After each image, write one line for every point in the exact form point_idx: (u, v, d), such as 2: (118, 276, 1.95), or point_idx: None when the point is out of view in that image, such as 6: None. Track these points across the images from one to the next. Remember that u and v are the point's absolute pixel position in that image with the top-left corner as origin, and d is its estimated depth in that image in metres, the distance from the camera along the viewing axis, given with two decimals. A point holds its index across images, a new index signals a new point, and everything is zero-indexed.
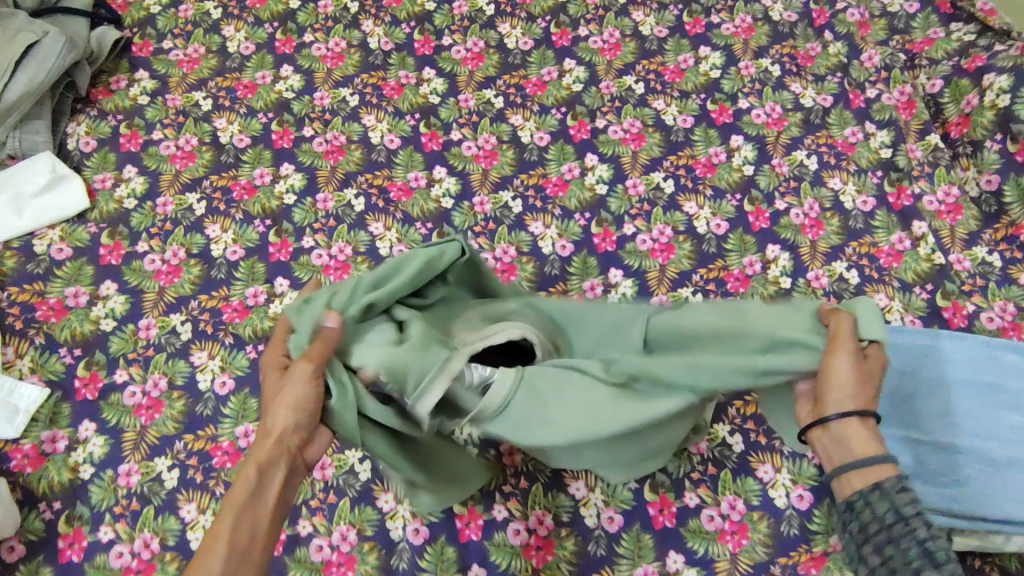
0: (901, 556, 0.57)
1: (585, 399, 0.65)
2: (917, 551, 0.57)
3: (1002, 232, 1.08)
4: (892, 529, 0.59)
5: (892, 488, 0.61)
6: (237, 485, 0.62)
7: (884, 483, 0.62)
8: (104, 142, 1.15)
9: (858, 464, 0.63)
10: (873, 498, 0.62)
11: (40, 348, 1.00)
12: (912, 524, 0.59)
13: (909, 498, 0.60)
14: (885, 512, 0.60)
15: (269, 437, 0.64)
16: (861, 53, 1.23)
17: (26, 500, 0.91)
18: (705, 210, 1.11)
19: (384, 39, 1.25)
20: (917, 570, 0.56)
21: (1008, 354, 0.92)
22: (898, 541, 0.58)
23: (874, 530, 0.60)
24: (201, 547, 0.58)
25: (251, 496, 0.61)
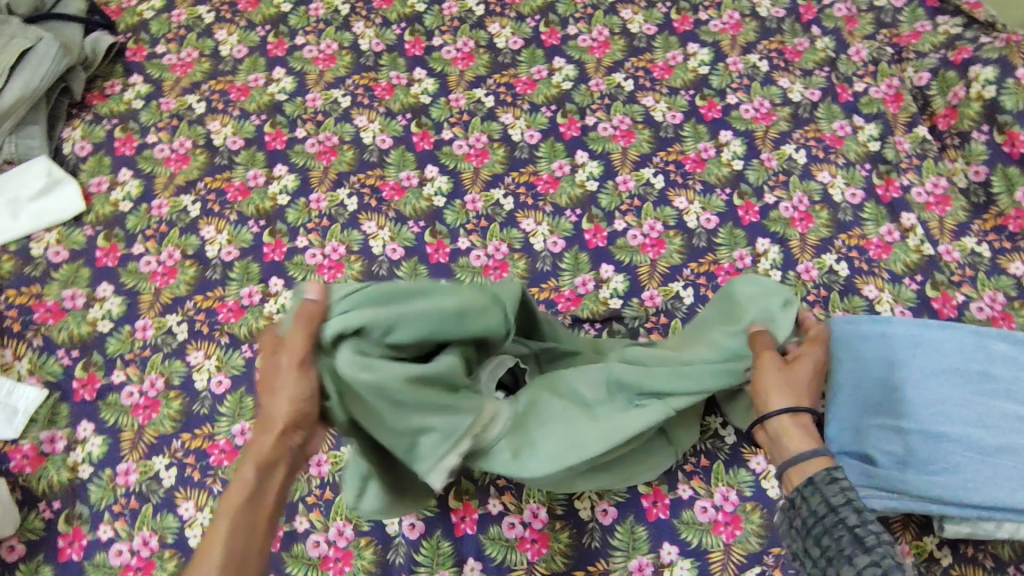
0: (834, 544, 0.62)
1: (565, 432, 0.75)
2: (849, 537, 0.62)
3: (990, 223, 1.09)
4: (825, 520, 0.65)
5: (820, 480, 0.69)
6: (236, 485, 0.59)
7: (816, 476, 0.69)
8: (99, 146, 1.16)
9: (789, 461, 0.73)
10: (806, 492, 0.69)
11: (38, 350, 1.01)
12: (840, 512, 0.64)
13: (837, 490, 0.67)
14: (818, 505, 0.67)
15: (265, 432, 0.59)
16: (848, 48, 1.24)
17: (26, 500, 0.92)
18: (695, 205, 1.12)
19: (375, 40, 1.26)
20: (849, 555, 0.60)
21: (997, 343, 0.93)
22: (832, 530, 0.63)
23: (811, 524, 0.66)
24: (198, 551, 0.56)
25: (248, 499, 0.58)
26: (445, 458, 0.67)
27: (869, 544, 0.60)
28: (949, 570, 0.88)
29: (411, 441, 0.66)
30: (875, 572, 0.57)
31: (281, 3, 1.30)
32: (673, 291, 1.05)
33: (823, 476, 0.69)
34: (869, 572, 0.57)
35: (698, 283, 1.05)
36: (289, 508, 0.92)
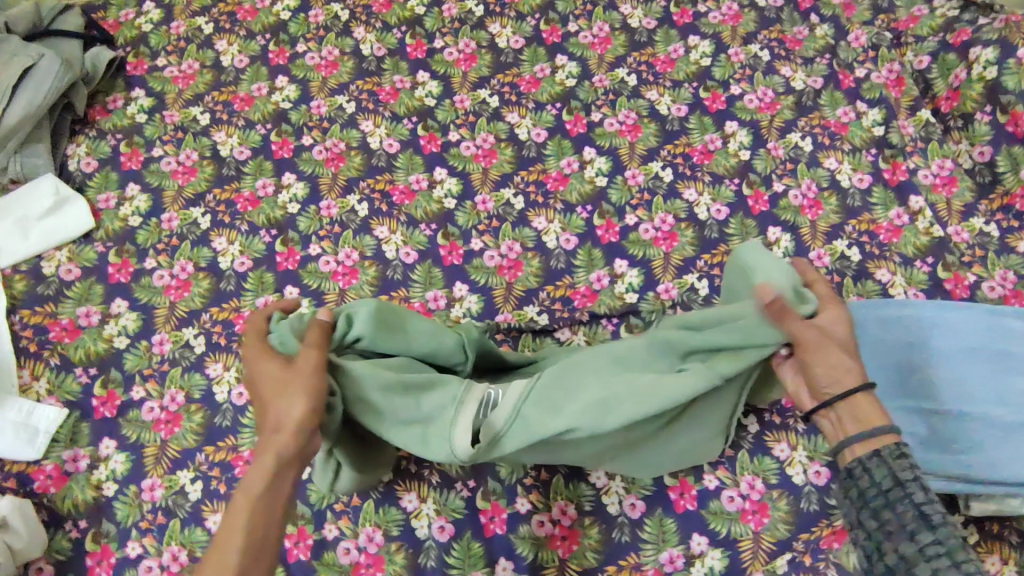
0: (897, 520, 0.64)
1: (594, 396, 0.73)
2: (912, 513, 0.63)
3: (997, 203, 1.10)
4: (889, 494, 0.65)
5: (891, 455, 0.67)
6: (254, 473, 0.65)
7: (884, 449, 0.68)
8: (105, 161, 1.16)
9: (861, 434, 0.69)
10: (873, 464, 0.67)
11: (55, 369, 1.00)
12: (909, 488, 0.64)
13: (906, 465, 0.66)
14: (883, 477, 0.66)
15: (282, 431, 0.66)
16: (848, 34, 1.25)
17: (51, 520, 0.92)
18: (704, 197, 1.12)
19: (377, 45, 1.26)
20: (912, 531, 0.62)
21: (1013, 321, 0.93)
22: (897, 505, 0.64)
23: (872, 495, 0.66)
24: (218, 536, 0.63)
25: (265, 489, 0.65)
26: (460, 426, 0.72)
27: (934, 521, 0.62)
28: (977, 548, 0.88)
29: (420, 431, 0.74)
30: (939, 551, 0.60)
31: (280, 11, 1.29)
32: (688, 283, 1.05)
33: (894, 449, 0.68)
34: (932, 552, 0.60)
35: (712, 275, 1.06)
36: (317, 516, 0.92)
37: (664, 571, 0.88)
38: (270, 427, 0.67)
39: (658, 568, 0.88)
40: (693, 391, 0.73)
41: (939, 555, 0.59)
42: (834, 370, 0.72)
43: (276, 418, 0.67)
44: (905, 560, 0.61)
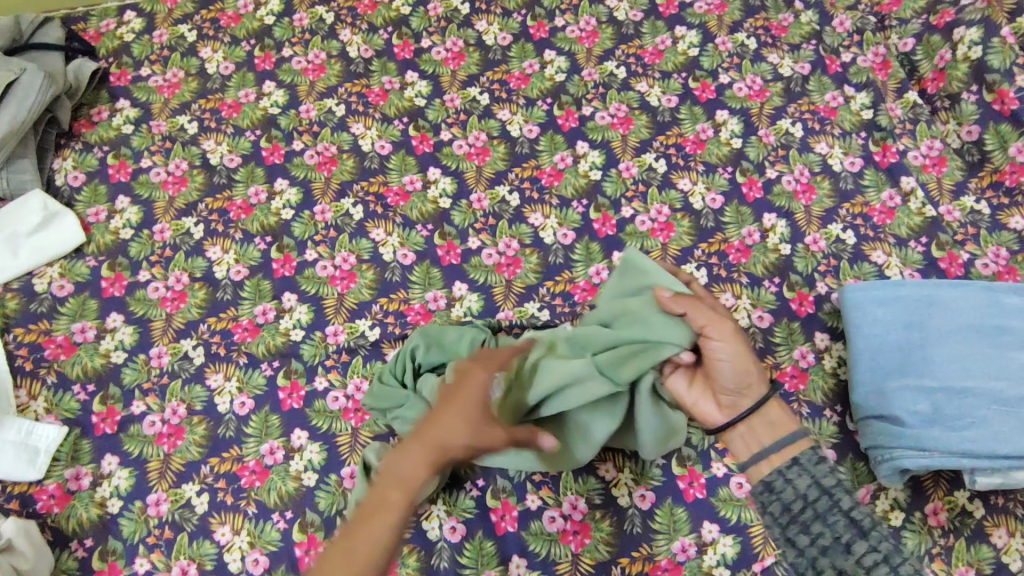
0: (831, 531, 0.64)
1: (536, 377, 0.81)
2: (844, 522, 0.64)
3: (987, 179, 1.11)
4: (817, 504, 0.66)
5: (810, 463, 0.69)
6: (410, 482, 0.62)
7: (804, 456, 0.70)
8: (93, 175, 1.14)
9: (779, 443, 0.71)
10: (795, 474, 0.68)
11: (52, 387, 0.99)
12: (834, 496, 0.66)
13: (825, 471, 0.68)
14: (807, 488, 0.67)
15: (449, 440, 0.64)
16: (833, 19, 1.25)
17: (56, 540, 0.90)
18: (699, 186, 1.12)
19: (363, 47, 1.25)
20: (847, 542, 0.63)
21: (1009, 297, 0.95)
22: (829, 516, 0.65)
23: (800, 508, 0.66)
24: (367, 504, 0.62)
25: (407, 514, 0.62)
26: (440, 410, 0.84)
27: (865, 528, 0.64)
28: (983, 522, 0.90)
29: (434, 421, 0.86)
30: (877, 559, 0.62)
31: (264, 15, 1.28)
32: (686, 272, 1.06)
33: (811, 457, 0.70)
34: (870, 560, 0.62)
35: (710, 263, 1.06)
36: (326, 523, 0.90)
37: (677, 560, 0.88)
38: (439, 446, 0.64)
39: (671, 558, 0.88)
40: (573, 373, 0.80)
41: (877, 563, 0.61)
42: (742, 378, 0.74)
43: (445, 439, 0.64)
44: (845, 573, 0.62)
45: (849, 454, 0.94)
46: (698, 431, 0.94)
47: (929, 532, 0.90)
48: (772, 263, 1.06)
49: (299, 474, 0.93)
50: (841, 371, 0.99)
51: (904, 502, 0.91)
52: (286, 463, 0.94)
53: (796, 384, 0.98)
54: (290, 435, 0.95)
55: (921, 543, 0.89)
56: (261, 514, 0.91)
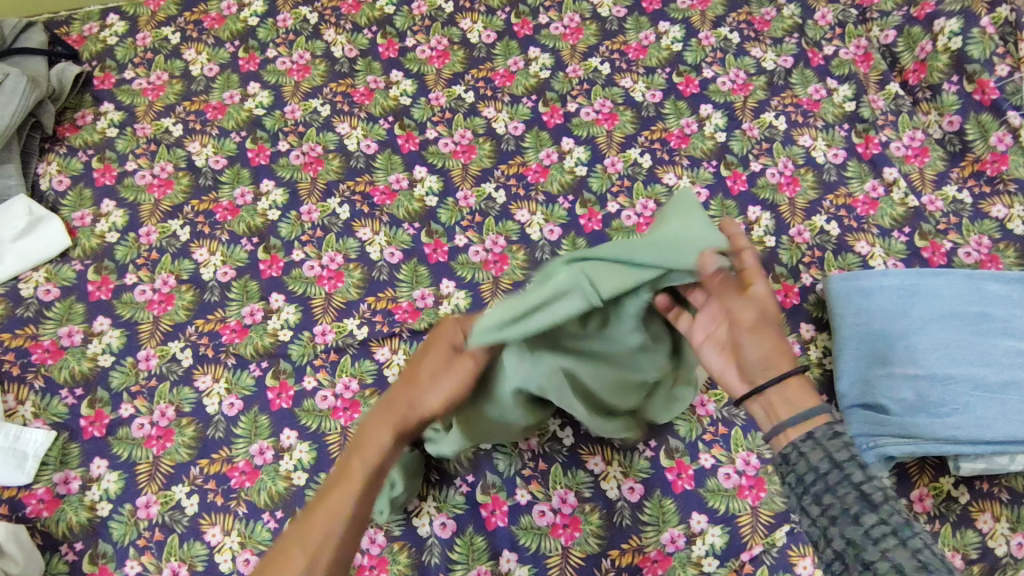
0: (840, 503, 0.61)
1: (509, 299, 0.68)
2: (854, 494, 0.61)
3: (969, 169, 1.12)
4: (828, 477, 0.62)
5: (822, 437, 0.65)
6: (374, 445, 0.70)
7: (819, 431, 0.66)
8: (78, 178, 1.14)
9: (796, 419, 0.67)
10: (807, 448, 0.65)
11: (40, 392, 0.99)
12: (846, 468, 0.62)
13: (839, 444, 0.64)
14: (819, 462, 0.63)
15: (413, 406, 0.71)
16: (814, 13, 1.26)
17: (47, 544, 0.90)
18: (684, 180, 1.13)
19: (348, 46, 1.25)
20: (856, 514, 0.60)
21: (990, 284, 0.96)
22: (837, 488, 0.61)
23: (810, 480, 0.63)
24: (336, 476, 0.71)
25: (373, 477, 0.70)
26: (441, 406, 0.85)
27: (875, 501, 0.60)
28: (968, 507, 0.90)
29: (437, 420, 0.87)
30: (886, 532, 0.58)
31: (247, 17, 1.28)
32: None
33: (826, 430, 0.66)
34: (879, 531, 0.58)
35: None
36: None
37: (667, 551, 0.89)
38: (404, 407, 0.71)
39: (661, 549, 0.89)
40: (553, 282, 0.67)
41: (885, 535, 0.58)
42: (768, 357, 0.70)
43: (410, 400, 0.71)
44: (853, 544, 0.59)
45: None
46: (685, 423, 0.96)
47: (916, 518, 0.90)
48: (757, 255, 1.07)
49: (290, 473, 0.93)
50: (827, 361, 1.00)
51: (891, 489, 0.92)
52: (276, 463, 0.94)
53: None
54: (279, 435, 0.95)
55: None
56: (251, 514, 0.91)
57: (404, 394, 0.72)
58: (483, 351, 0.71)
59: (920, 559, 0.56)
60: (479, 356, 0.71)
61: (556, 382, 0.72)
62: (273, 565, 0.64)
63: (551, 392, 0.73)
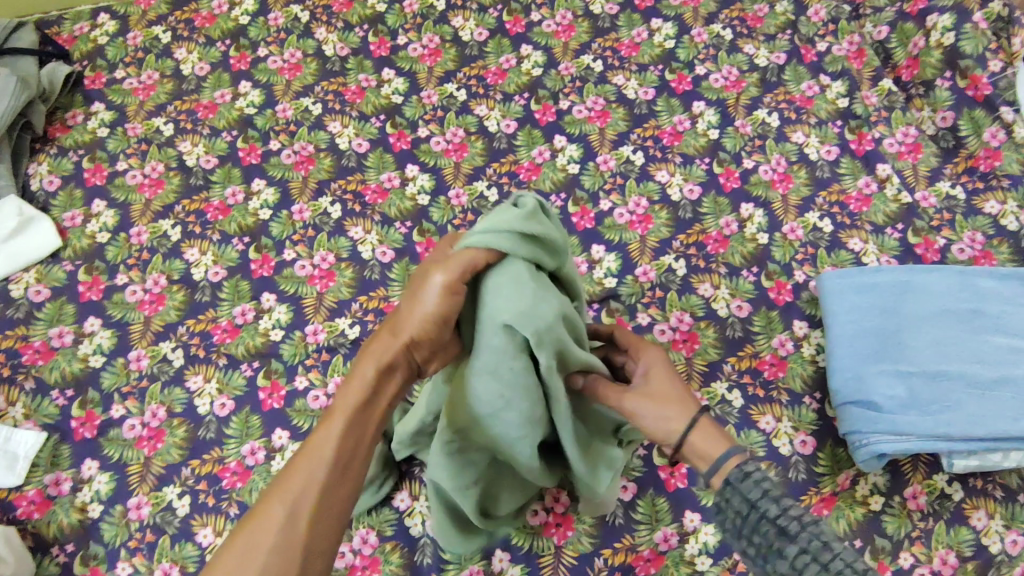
0: (764, 543, 0.56)
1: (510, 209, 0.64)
2: (772, 531, 0.56)
3: (962, 165, 1.11)
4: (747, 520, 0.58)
5: (736, 479, 0.61)
6: (355, 381, 0.62)
7: (732, 475, 0.62)
8: (68, 179, 1.14)
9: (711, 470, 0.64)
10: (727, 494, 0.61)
11: (31, 393, 0.98)
12: (761, 505, 0.58)
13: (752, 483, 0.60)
14: (740, 504, 0.59)
15: (393, 338, 0.62)
16: (807, 9, 1.26)
17: (37, 546, 0.90)
18: (677, 177, 1.13)
19: (339, 45, 1.24)
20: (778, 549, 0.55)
21: (983, 280, 0.95)
22: (756, 527, 0.57)
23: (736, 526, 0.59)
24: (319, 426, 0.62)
25: (357, 414, 0.61)
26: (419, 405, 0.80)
27: (793, 531, 0.55)
28: (962, 504, 0.90)
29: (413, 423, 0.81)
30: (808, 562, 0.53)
31: (238, 15, 1.27)
32: (665, 264, 1.06)
33: (738, 473, 0.62)
34: (802, 564, 0.53)
35: (688, 254, 1.07)
36: None
37: (660, 550, 0.88)
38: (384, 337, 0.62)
39: (654, 548, 0.89)
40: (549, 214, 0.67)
41: (808, 565, 0.53)
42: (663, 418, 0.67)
43: (388, 334, 0.62)
44: None
45: (829, 441, 0.95)
46: None
47: (909, 516, 0.90)
48: (750, 252, 1.07)
49: None
50: (821, 358, 1.00)
51: (884, 487, 0.92)
52: (268, 463, 0.94)
53: (776, 372, 0.99)
54: (271, 435, 0.95)
55: (901, 527, 0.89)
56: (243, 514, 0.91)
57: (385, 326, 0.63)
58: (462, 266, 0.60)
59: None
60: (454, 266, 0.59)
61: (554, 329, 0.62)
62: (250, 517, 0.57)
63: (546, 344, 0.62)
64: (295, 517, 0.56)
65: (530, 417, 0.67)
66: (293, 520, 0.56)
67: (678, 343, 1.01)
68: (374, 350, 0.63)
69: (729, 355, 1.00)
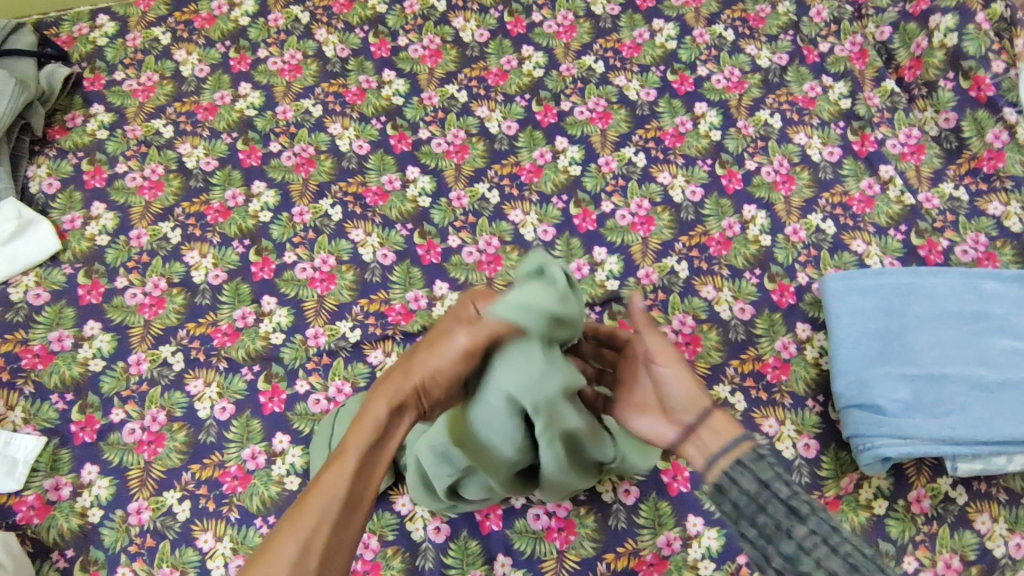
0: (771, 521, 0.57)
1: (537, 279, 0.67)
2: (783, 509, 0.57)
3: (965, 166, 1.11)
4: (758, 498, 0.58)
5: (751, 461, 0.60)
6: (367, 420, 0.61)
7: (742, 456, 0.61)
8: (68, 181, 1.13)
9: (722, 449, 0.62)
10: (736, 475, 0.60)
11: (30, 397, 0.98)
12: (775, 487, 0.58)
13: (766, 466, 0.60)
14: (749, 483, 0.59)
15: (408, 380, 0.62)
16: (809, 9, 1.25)
17: (37, 551, 0.89)
18: (679, 179, 1.12)
19: (340, 46, 1.24)
20: (786, 529, 0.56)
21: (988, 282, 0.95)
22: (766, 506, 0.57)
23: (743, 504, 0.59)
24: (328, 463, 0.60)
25: (369, 457, 0.60)
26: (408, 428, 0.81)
27: (804, 513, 0.56)
28: (966, 508, 0.90)
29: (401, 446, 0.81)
30: (816, 540, 0.55)
31: (238, 16, 1.27)
32: (668, 266, 1.06)
33: (751, 455, 0.61)
34: (811, 544, 0.55)
35: (691, 257, 1.06)
36: None
37: (663, 554, 0.88)
38: (398, 376, 0.62)
39: (656, 552, 0.88)
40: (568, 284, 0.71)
41: (816, 546, 0.54)
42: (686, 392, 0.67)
43: (411, 377, 0.62)
44: (790, 561, 0.55)
45: (832, 444, 0.94)
46: None
47: (913, 520, 0.90)
48: (752, 254, 1.06)
49: (282, 478, 0.93)
50: (824, 361, 0.99)
51: (888, 490, 0.91)
52: (269, 467, 0.93)
53: (778, 375, 0.98)
54: (272, 440, 0.95)
55: (904, 530, 0.89)
56: (244, 519, 0.90)
57: (397, 369, 0.63)
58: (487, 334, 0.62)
59: (852, 566, 0.53)
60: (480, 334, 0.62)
61: (553, 405, 0.65)
62: (261, 557, 0.54)
63: (542, 416, 0.65)
64: (306, 559, 0.54)
65: (512, 462, 0.70)
66: (304, 560, 0.54)
67: (681, 346, 1.00)
68: (385, 390, 0.62)
69: (732, 358, 1.00)
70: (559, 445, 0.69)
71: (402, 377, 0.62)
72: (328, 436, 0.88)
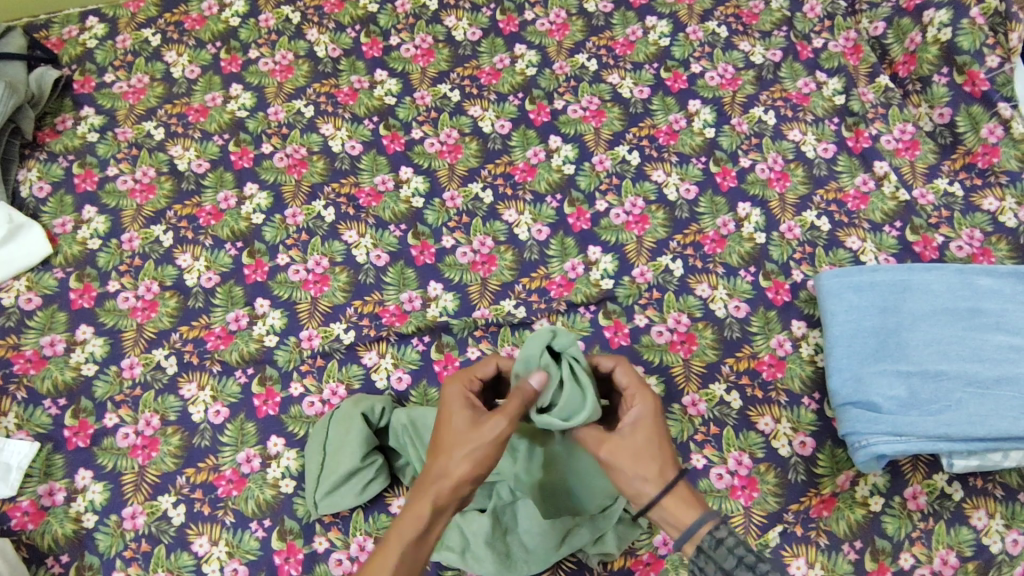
0: None
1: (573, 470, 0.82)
2: None
3: (960, 162, 1.11)
4: None
5: (711, 548, 0.66)
6: (410, 518, 0.67)
7: (704, 543, 0.67)
8: (58, 185, 1.12)
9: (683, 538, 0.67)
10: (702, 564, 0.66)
11: (23, 403, 0.97)
12: None
13: (727, 554, 0.65)
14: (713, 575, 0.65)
15: (446, 478, 0.68)
16: (803, 5, 1.25)
17: (32, 557, 0.89)
18: (673, 177, 1.12)
19: (331, 46, 1.23)
20: None
21: (982, 278, 0.95)
22: None
23: None
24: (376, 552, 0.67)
25: (414, 540, 0.66)
26: None
27: None
28: (963, 504, 0.90)
29: None
30: None
31: (229, 17, 1.26)
32: (662, 265, 1.05)
33: (712, 540, 0.66)
34: None
35: (685, 255, 1.06)
36: (306, 530, 0.90)
37: (659, 553, 0.88)
38: (440, 474, 0.68)
39: (653, 551, 0.88)
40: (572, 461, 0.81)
41: None
42: (637, 476, 0.69)
43: (462, 468, 0.68)
44: None
45: (828, 442, 0.94)
46: (678, 424, 0.95)
47: (909, 516, 0.90)
48: (747, 252, 1.06)
49: (277, 481, 0.92)
50: (820, 358, 0.99)
51: (884, 487, 0.91)
52: (264, 471, 0.93)
53: (774, 373, 0.98)
54: (266, 443, 0.94)
55: (901, 527, 0.89)
56: (240, 523, 0.90)
57: (434, 470, 0.69)
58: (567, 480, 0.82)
59: None
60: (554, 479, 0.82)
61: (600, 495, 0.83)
62: None
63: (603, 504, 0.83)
64: None
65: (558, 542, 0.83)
66: None
67: (677, 345, 1.00)
68: (427, 488, 0.68)
69: (728, 356, 0.99)
70: (602, 526, 0.84)
71: (442, 478, 0.68)
72: (323, 437, 0.90)
